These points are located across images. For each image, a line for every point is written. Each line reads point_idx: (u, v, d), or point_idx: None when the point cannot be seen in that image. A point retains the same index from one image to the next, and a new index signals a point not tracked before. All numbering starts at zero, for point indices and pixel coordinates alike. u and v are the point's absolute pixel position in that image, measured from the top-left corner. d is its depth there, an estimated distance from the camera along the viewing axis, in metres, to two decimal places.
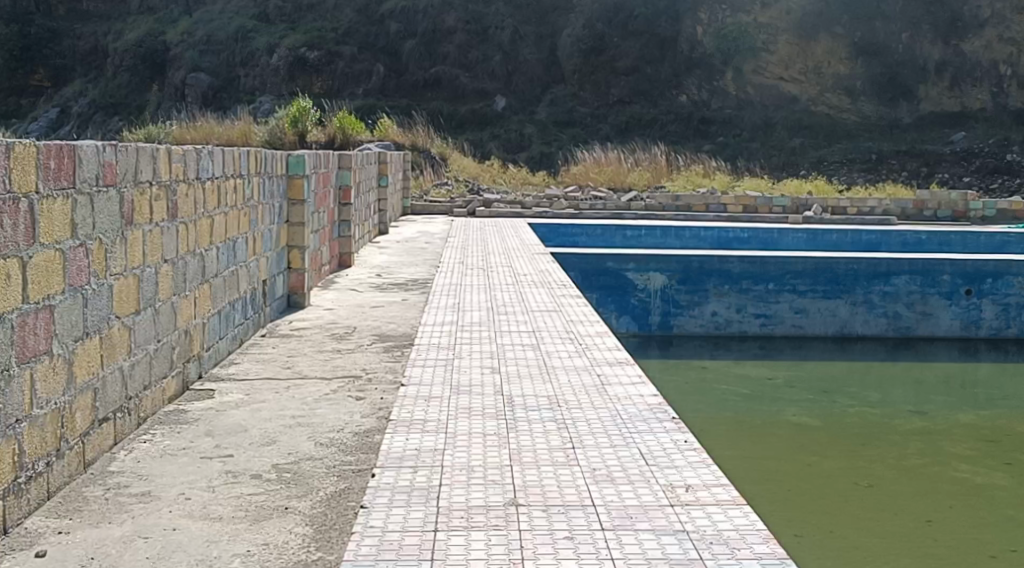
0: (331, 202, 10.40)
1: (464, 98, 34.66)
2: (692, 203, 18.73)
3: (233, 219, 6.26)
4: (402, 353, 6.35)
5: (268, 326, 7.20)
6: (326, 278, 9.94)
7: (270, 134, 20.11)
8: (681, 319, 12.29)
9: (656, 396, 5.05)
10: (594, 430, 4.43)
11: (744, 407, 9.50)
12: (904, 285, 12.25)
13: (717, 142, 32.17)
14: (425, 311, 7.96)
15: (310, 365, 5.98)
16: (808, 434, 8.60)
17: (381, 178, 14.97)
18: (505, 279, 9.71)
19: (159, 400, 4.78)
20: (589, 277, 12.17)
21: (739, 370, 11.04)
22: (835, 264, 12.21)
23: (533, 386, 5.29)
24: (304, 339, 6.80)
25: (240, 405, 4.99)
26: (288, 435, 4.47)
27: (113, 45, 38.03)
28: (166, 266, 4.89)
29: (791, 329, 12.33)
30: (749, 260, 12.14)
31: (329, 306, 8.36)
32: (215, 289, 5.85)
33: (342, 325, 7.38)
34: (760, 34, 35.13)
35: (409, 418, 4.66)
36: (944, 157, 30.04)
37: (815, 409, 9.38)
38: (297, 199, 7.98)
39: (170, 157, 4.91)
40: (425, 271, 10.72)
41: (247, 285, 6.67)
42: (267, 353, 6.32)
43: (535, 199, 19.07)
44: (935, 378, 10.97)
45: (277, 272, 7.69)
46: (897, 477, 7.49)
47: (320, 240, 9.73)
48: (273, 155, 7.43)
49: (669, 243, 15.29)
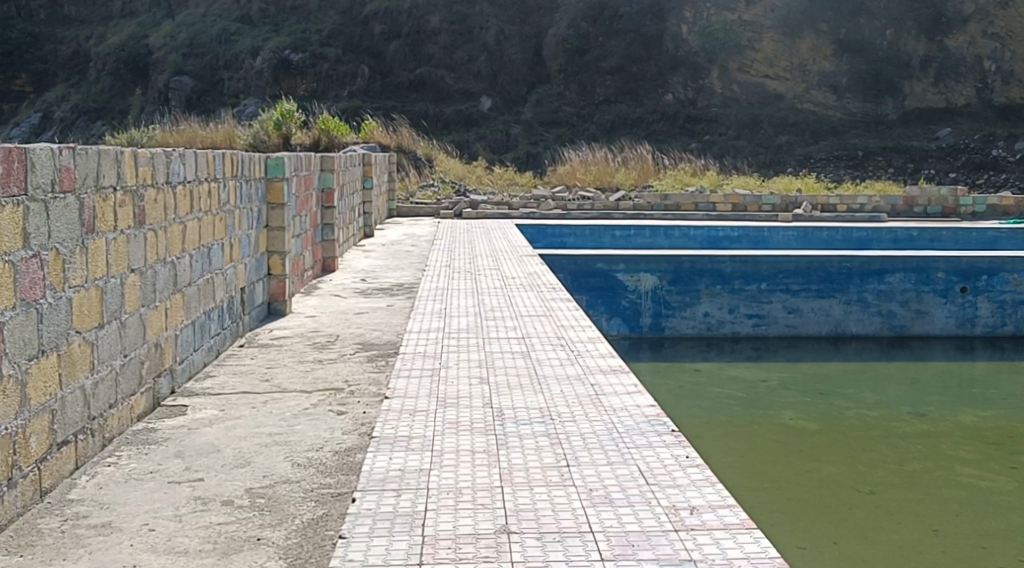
0: (313, 205, 10.11)
1: (450, 98, 34.36)
2: (681, 202, 18.48)
3: (208, 224, 5.99)
4: (387, 363, 6.08)
5: (246, 335, 6.92)
6: (308, 284, 9.67)
7: (254, 137, 19.84)
8: (672, 320, 12.05)
9: (653, 407, 4.80)
10: (589, 445, 4.19)
11: (740, 411, 9.26)
12: (898, 283, 12.03)
13: (703, 140, 32.05)
14: (410, 317, 7.69)
15: (289, 378, 5.70)
16: (807, 438, 8.37)
17: (366, 180, 14.69)
18: (493, 282, 9.45)
19: (127, 419, 4.50)
20: (579, 279, 11.87)
21: (733, 373, 10.78)
22: (828, 262, 11.99)
23: (523, 397, 5.03)
24: (284, 349, 6.52)
25: (214, 422, 4.71)
26: (264, 456, 4.20)
27: (96, 50, 37.64)
28: (133, 276, 4.61)
29: (784, 329, 12.10)
30: (741, 259, 11.91)
31: (311, 313, 8.08)
32: (188, 298, 5.57)
33: (324, 333, 7.11)
34: (745, 32, 34.92)
35: (392, 434, 4.39)
36: (930, 153, 30.02)
37: (812, 412, 9.15)
38: (277, 202, 7.70)
39: (135, 161, 4.64)
40: (411, 275, 10.45)
41: (223, 294, 6.39)
42: (244, 364, 6.04)
43: (522, 199, 18.81)
44: (933, 377, 10.75)
45: (256, 279, 7.40)
46: (900, 484, 7.25)
47: (302, 245, 9.46)
48: (251, 157, 7.15)
49: (658, 243, 15.05)
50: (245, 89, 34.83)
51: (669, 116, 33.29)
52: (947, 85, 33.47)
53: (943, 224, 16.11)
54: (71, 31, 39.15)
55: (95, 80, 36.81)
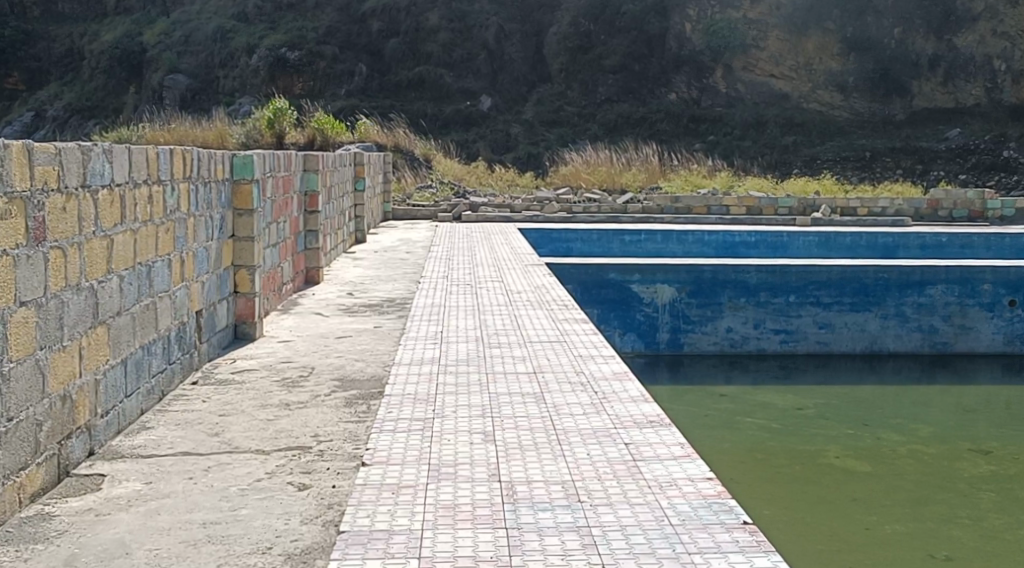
0: (294, 209, 8.98)
1: (449, 97, 33.19)
2: (692, 205, 17.38)
3: (148, 236, 4.87)
4: (368, 407, 4.96)
5: (203, 369, 5.78)
6: (287, 299, 8.53)
7: (246, 137, 18.68)
8: (692, 335, 10.91)
9: (712, 483, 3.71)
10: (635, 551, 3.09)
11: (779, 446, 8.12)
12: (940, 296, 10.90)
13: (708, 140, 30.81)
14: (401, 343, 6.54)
15: (244, 432, 4.53)
16: (857, 485, 7.23)
17: (358, 182, 13.55)
18: (496, 299, 8.30)
19: (11, 502, 3.40)
20: (589, 291, 10.76)
21: (763, 399, 9.62)
22: (863, 272, 10.83)
23: (539, 466, 3.92)
24: (245, 387, 5.39)
25: (133, 503, 3.58)
26: (188, 565, 3.09)
27: (89, 47, 36.46)
28: (23, 308, 3.49)
29: (814, 346, 10.98)
30: (768, 269, 10.77)
31: (286, 337, 6.91)
32: (118, 330, 4.45)
33: (296, 365, 5.97)
34: (749, 31, 33.57)
35: (372, 530, 3.26)
36: (939, 154, 28.81)
37: (861, 448, 8.03)
38: (244, 208, 6.59)
39: (28, 156, 3.53)
40: (404, 288, 9.32)
41: (171, 320, 5.25)
42: (192, 411, 4.87)
43: (524, 201, 17.67)
44: (981, 401, 9.62)
45: (219, 299, 6.26)
46: (977, 548, 6.10)
47: (281, 255, 8.34)
48: (210, 154, 6.00)
49: (670, 248, 13.92)
50: (241, 86, 33.58)
51: (673, 116, 32.02)
52: (955, 85, 32.24)
53: (970, 229, 15.01)
54: (64, 28, 37.94)
55: (88, 78, 35.64)
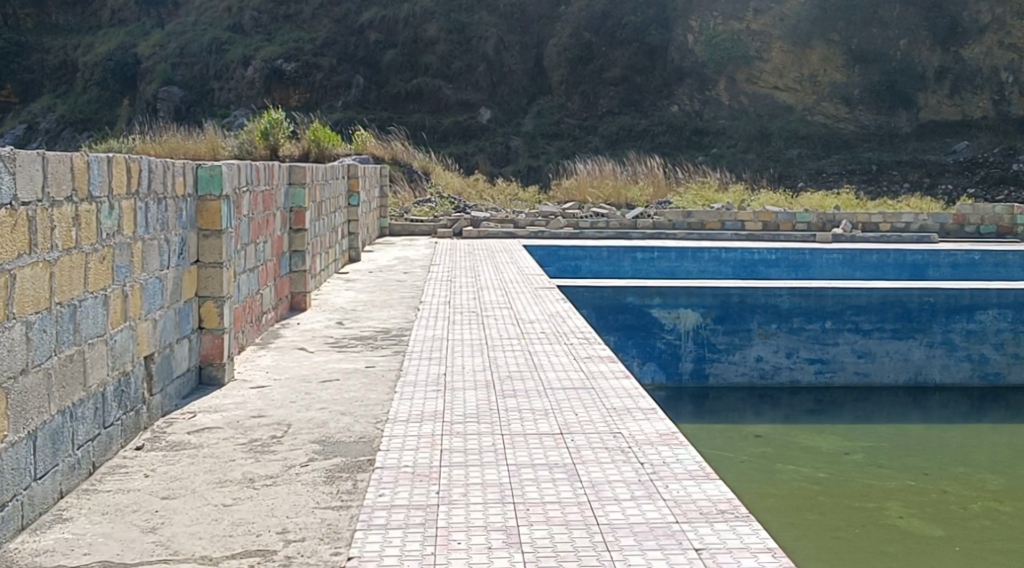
0: (275, 226, 7.88)
1: (447, 109, 32.34)
2: (706, 220, 16.28)
3: (73, 267, 3.82)
4: (353, 484, 3.90)
5: (153, 428, 4.71)
6: (266, 330, 7.44)
7: (239, 150, 17.64)
8: (717, 365, 9.82)
9: None
10: None
11: (832, 503, 7.05)
12: (991, 322, 9.82)
13: (710, 153, 29.71)
14: (396, 391, 5.45)
15: (189, 528, 3.45)
16: (930, 551, 6.18)
17: (352, 196, 12.44)
18: (505, 332, 7.20)
19: None
20: (606, 317, 9.65)
21: (805, 440, 8.50)
22: (907, 296, 9.76)
23: None
24: (202, 454, 4.33)
25: None
26: None
27: (84, 59, 35.45)
28: None
29: (853, 377, 9.86)
30: (802, 292, 9.68)
31: (260, 381, 5.81)
32: (25, 392, 3.40)
33: (269, 421, 4.89)
34: (753, 42, 32.72)
35: None
36: (947, 168, 27.58)
37: (928, 506, 6.98)
38: (210, 229, 5.51)
39: None
40: (399, 316, 8.23)
41: (107, 372, 4.17)
42: (128, 492, 3.80)
43: (529, 216, 16.55)
44: None
45: (176, 339, 5.17)
46: None
47: (259, 279, 7.27)
48: (164, 163, 4.92)
49: (685, 267, 12.73)
50: (237, 99, 32.54)
51: (675, 129, 30.97)
52: (962, 97, 31.07)
53: (996, 245, 13.75)
54: (58, 40, 36.95)
55: (82, 91, 34.61)
